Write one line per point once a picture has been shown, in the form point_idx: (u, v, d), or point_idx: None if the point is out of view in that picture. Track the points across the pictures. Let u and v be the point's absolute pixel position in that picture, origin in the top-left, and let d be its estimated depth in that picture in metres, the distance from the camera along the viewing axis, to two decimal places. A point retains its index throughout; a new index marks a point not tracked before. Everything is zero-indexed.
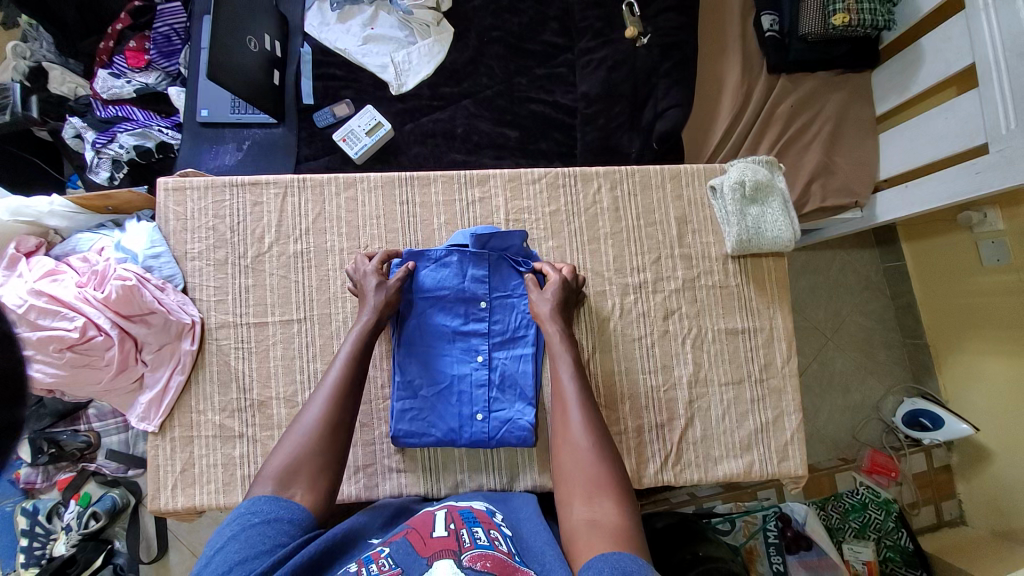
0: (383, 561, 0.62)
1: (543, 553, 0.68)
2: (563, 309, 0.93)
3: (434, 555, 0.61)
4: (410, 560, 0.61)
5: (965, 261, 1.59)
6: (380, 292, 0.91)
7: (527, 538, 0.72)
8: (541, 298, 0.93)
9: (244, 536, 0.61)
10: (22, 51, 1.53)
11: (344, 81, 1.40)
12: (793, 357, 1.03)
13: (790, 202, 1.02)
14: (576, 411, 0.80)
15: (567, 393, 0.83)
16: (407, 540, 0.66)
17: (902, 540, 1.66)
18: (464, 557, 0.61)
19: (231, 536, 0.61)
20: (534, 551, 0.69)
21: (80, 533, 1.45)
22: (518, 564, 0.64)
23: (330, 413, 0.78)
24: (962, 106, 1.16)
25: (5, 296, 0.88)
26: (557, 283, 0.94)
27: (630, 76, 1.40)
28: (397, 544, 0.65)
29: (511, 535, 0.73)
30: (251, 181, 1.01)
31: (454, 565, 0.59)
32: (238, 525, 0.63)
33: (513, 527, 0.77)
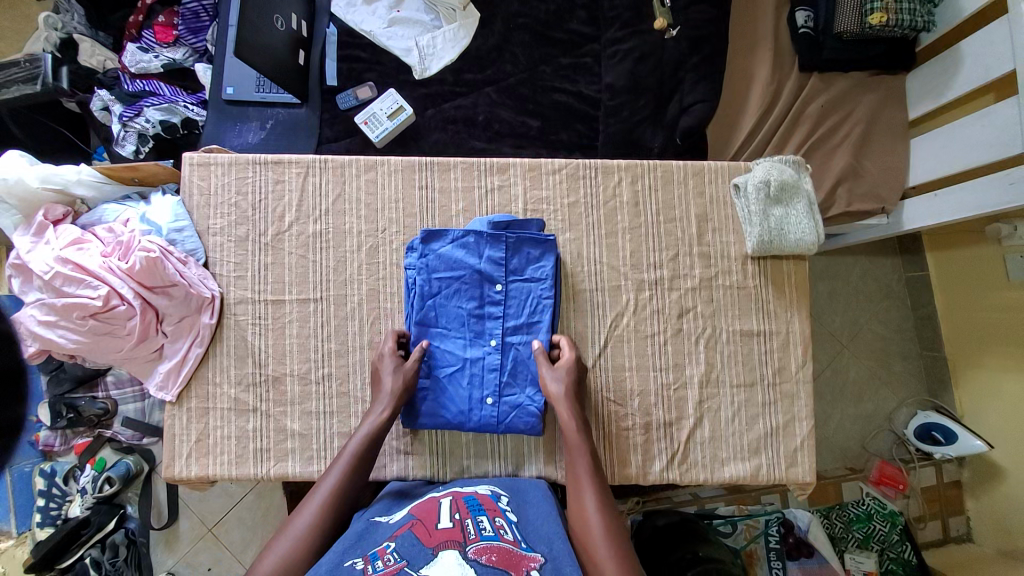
0: (388, 556, 0.66)
1: (550, 541, 0.73)
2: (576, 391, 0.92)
3: (439, 546, 0.65)
4: (416, 551, 0.66)
5: (992, 275, 1.55)
6: (397, 374, 0.92)
7: (530, 526, 0.76)
8: (554, 377, 0.92)
9: None
10: (54, 22, 1.52)
11: (368, 63, 1.40)
12: (809, 362, 1.01)
13: (816, 204, 0.99)
14: (589, 489, 0.81)
15: (580, 480, 0.83)
16: (412, 533, 0.71)
17: (906, 554, 1.63)
18: (469, 549, 0.65)
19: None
20: (538, 532, 0.75)
21: (94, 496, 1.50)
22: (523, 550, 0.68)
23: (325, 514, 0.79)
24: (999, 114, 1.12)
25: (33, 262, 0.92)
26: (566, 365, 0.93)
27: (657, 69, 1.37)
28: (403, 538, 0.70)
29: (517, 519, 0.78)
30: (273, 158, 1.02)
31: (458, 557, 0.63)
32: None
33: (518, 511, 0.81)
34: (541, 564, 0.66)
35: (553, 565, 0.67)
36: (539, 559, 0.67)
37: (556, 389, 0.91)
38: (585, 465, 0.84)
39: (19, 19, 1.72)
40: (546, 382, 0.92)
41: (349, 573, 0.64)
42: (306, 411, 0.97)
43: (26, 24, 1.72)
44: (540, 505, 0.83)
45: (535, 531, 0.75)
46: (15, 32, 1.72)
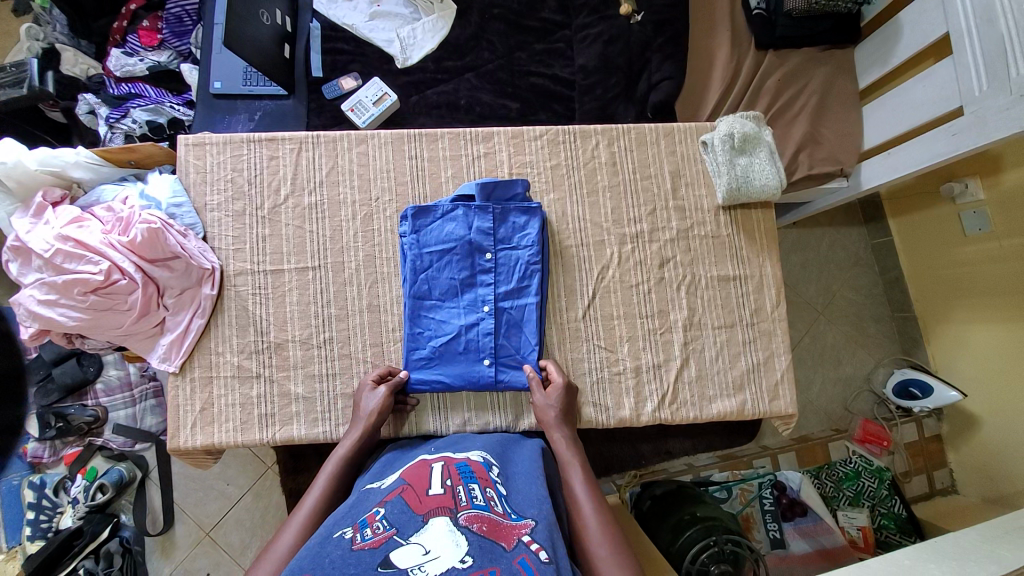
0: (377, 524, 0.65)
1: (539, 507, 0.75)
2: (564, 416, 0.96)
3: (429, 513, 0.66)
4: (406, 518, 0.65)
5: (949, 232, 1.66)
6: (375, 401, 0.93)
7: (520, 498, 0.77)
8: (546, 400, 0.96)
9: None
10: (37, 34, 1.59)
11: (352, 55, 1.46)
12: (783, 302, 1.08)
13: (776, 153, 1.07)
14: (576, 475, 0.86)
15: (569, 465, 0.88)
16: (402, 498, 0.70)
17: (896, 508, 1.69)
18: (460, 518, 0.65)
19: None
20: (527, 501, 0.76)
21: (86, 506, 1.47)
22: (512, 521, 0.69)
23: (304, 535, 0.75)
24: (938, 74, 1.24)
25: (32, 241, 0.94)
26: (557, 392, 0.97)
27: (625, 50, 1.47)
28: (393, 504, 0.69)
29: (507, 491, 0.78)
30: (267, 136, 1.06)
31: (449, 523, 0.64)
32: None
33: (508, 481, 0.81)
34: (531, 530, 0.68)
35: (544, 528, 0.70)
36: (529, 526, 0.69)
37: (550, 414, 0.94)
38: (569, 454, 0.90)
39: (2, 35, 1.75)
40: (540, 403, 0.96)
41: (337, 542, 0.63)
42: (310, 375, 1.00)
43: (5, 37, 1.75)
44: (529, 473, 0.84)
45: (524, 499, 0.76)
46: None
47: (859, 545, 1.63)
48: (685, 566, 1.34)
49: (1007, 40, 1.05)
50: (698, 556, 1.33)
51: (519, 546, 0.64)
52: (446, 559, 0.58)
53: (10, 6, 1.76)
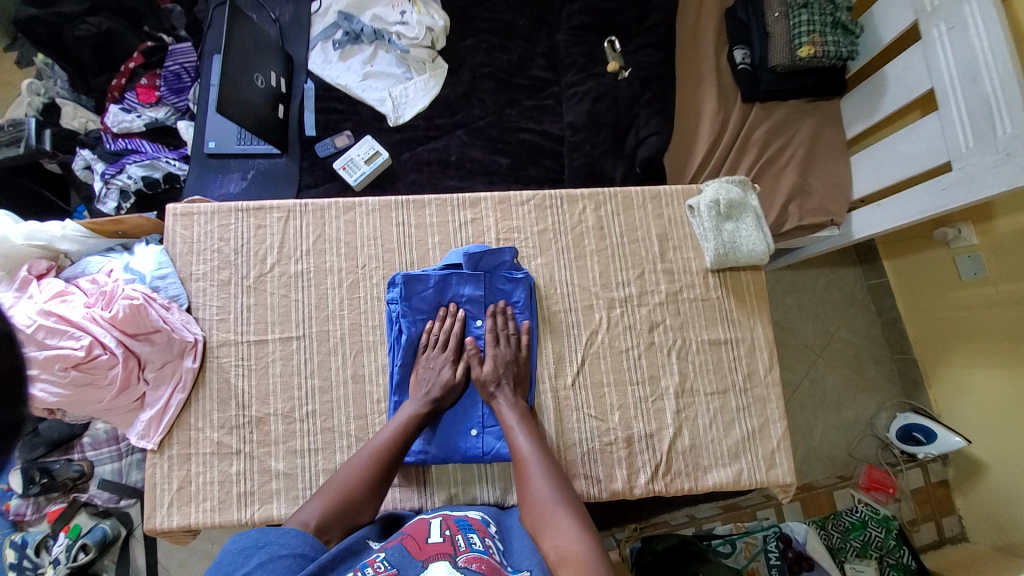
0: (379, 563, 0.67)
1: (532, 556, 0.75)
2: (511, 379, 0.99)
3: (429, 558, 0.67)
4: (406, 561, 0.67)
5: (945, 275, 1.64)
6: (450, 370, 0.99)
7: (516, 549, 0.77)
8: (523, 441, 0.91)
9: (270, 566, 0.66)
10: (37, 88, 1.60)
11: (345, 114, 1.49)
12: (776, 367, 1.06)
13: (764, 219, 1.07)
14: (536, 469, 0.86)
15: (530, 461, 0.88)
16: (402, 545, 0.71)
17: (904, 558, 1.62)
18: (459, 559, 0.67)
19: (254, 567, 0.66)
20: (521, 553, 0.76)
21: (67, 568, 1.40)
22: (508, 570, 0.70)
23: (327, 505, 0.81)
24: (925, 127, 1.24)
25: (15, 316, 0.92)
26: (492, 359, 0.99)
27: (613, 107, 1.49)
28: (393, 548, 0.70)
29: (503, 545, 0.78)
30: (254, 206, 1.07)
31: (449, 565, 0.65)
32: (264, 555, 0.68)
33: (505, 537, 0.82)
34: None
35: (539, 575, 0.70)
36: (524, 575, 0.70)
37: (524, 456, 0.89)
38: (530, 448, 0.90)
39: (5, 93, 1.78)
40: (516, 443, 0.91)
41: None
42: (291, 450, 0.98)
43: (8, 91, 1.78)
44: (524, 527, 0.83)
45: (521, 551, 0.77)
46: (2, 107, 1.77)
47: None
48: None
49: (991, 99, 1.06)
50: None
51: None
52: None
53: (14, 59, 1.80)
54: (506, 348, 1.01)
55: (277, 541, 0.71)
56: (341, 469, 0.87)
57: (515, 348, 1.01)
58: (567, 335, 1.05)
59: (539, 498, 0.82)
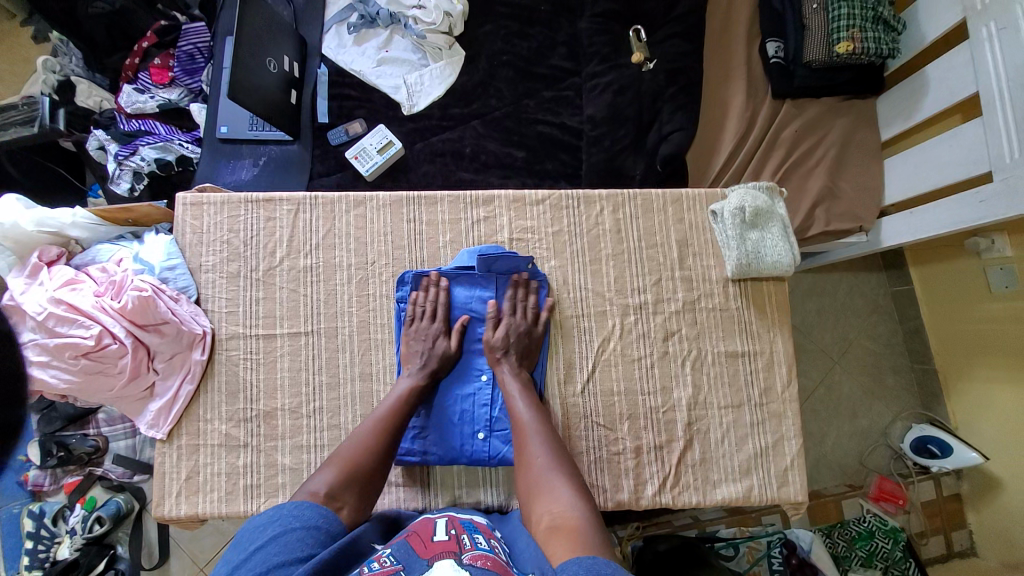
0: (386, 558, 0.65)
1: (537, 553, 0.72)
2: (521, 352, 0.98)
3: (435, 556, 0.65)
4: (412, 559, 0.65)
5: (973, 287, 1.57)
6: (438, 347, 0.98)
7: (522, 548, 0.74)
8: (521, 408, 0.91)
9: (284, 539, 0.67)
10: (53, 65, 1.58)
11: (358, 100, 1.45)
12: (794, 382, 1.03)
13: (790, 228, 1.03)
14: (535, 437, 0.86)
15: (529, 429, 0.87)
16: (407, 542, 0.70)
17: (910, 572, 1.59)
18: (465, 557, 0.65)
19: (271, 539, 0.67)
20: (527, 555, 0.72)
21: (83, 538, 1.45)
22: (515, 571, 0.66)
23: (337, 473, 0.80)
24: (966, 134, 1.17)
25: (26, 303, 0.93)
26: (506, 326, 0.98)
27: (636, 100, 1.42)
28: (399, 545, 0.69)
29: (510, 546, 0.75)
30: (264, 197, 1.05)
31: (455, 563, 0.63)
32: (278, 527, 0.68)
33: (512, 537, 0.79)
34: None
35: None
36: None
37: (525, 422, 0.89)
38: (529, 416, 0.89)
39: (22, 70, 1.77)
40: (514, 409, 0.91)
41: None
42: (298, 445, 0.97)
43: (24, 67, 1.77)
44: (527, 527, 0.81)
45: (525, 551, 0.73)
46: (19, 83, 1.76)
47: None
48: None
49: None
50: None
51: None
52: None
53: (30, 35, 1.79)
54: (521, 318, 1.00)
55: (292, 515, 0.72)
56: (349, 436, 0.87)
57: (521, 317, 1.00)
58: (579, 341, 1.03)
59: (536, 464, 0.82)
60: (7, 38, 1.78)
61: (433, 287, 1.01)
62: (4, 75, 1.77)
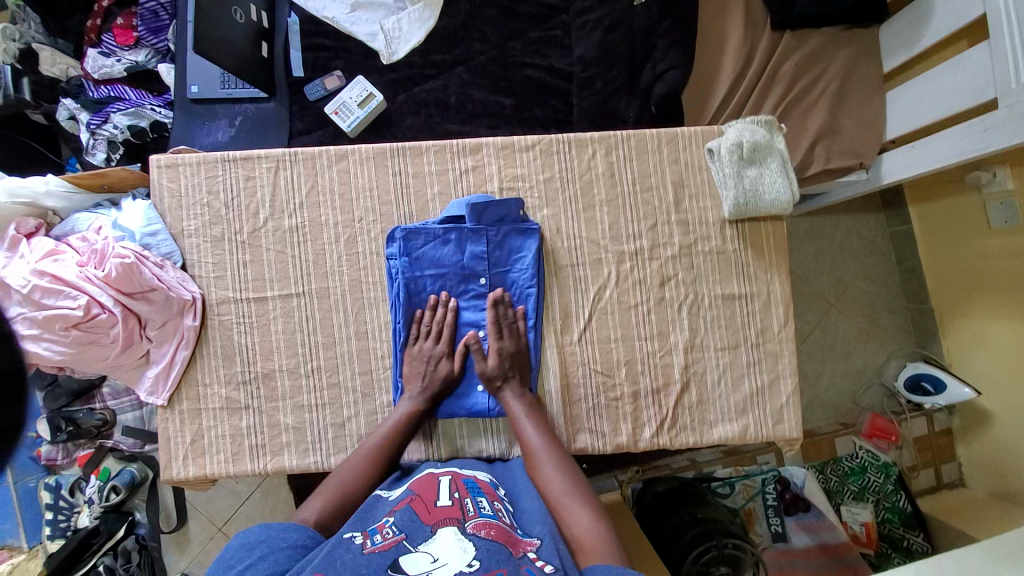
0: (388, 530, 0.70)
1: (542, 520, 0.77)
2: (516, 372, 0.96)
3: (439, 522, 0.70)
4: (415, 526, 0.70)
5: (972, 223, 1.55)
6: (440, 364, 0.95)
7: (526, 511, 0.79)
8: (529, 432, 0.91)
9: (272, 558, 0.68)
10: (11, 33, 1.47)
11: (334, 50, 1.37)
12: (791, 321, 1.03)
13: (789, 163, 0.99)
14: (547, 461, 0.86)
15: (539, 453, 0.88)
16: (411, 508, 0.74)
17: (900, 503, 1.67)
18: (468, 525, 0.69)
19: (255, 561, 0.67)
20: (532, 519, 0.77)
21: (101, 506, 1.50)
22: (518, 534, 0.72)
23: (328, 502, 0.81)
24: (970, 60, 1.11)
25: (9, 276, 0.91)
26: (495, 351, 0.95)
27: (628, 38, 1.34)
28: (403, 512, 0.73)
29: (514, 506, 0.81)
30: (242, 154, 1.00)
31: (458, 532, 0.68)
32: (266, 548, 0.69)
33: (515, 496, 0.84)
34: (538, 548, 0.70)
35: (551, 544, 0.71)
36: (534, 543, 0.71)
37: (536, 446, 0.89)
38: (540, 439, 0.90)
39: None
40: (522, 434, 0.91)
41: (349, 545, 0.68)
42: (299, 405, 0.98)
43: None
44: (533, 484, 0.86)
45: (532, 515, 0.78)
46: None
47: (863, 540, 1.63)
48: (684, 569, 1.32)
49: None
50: (700, 558, 1.31)
51: (526, 558, 0.67)
52: (454, 563, 0.62)
53: None
54: (508, 338, 0.97)
55: (277, 537, 0.72)
56: (342, 466, 0.87)
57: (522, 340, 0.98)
58: (574, 292, 1.02)
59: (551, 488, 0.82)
60: None
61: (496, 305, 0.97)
62: None
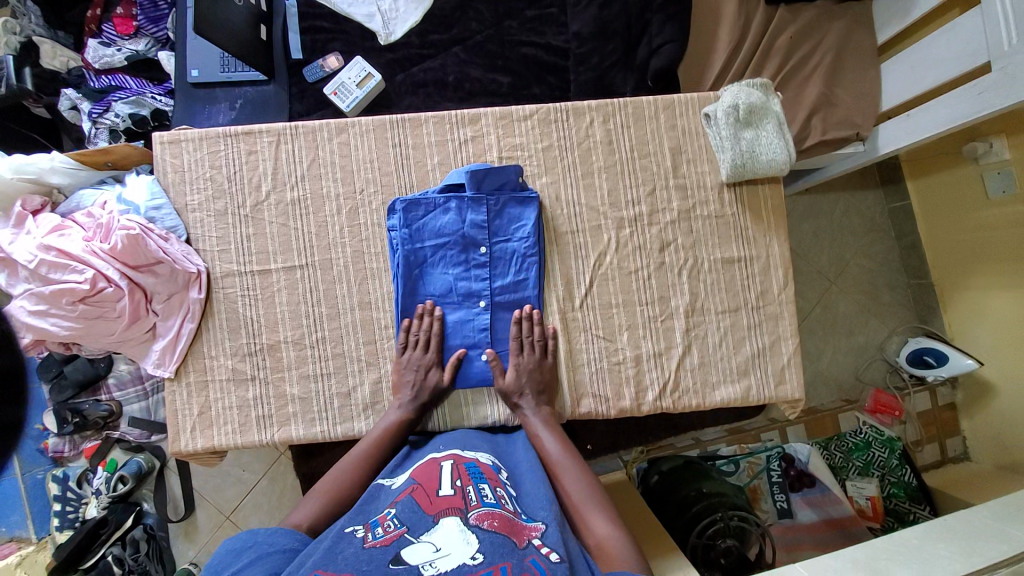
0: (389, 522, 0.69)
1: (541, 506, 0.76)
2: (537, 388, 0.96)
3: (440, 513, 0.69)
4: (417, 518, 0.69)
5: (970, 196, 1.55)
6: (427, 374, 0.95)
7: (529, 498, 0.78)
8: (546, 438, 0.90)
9: (262, 561, 0.67)
10: (11, 26, 1.46)
11: (331, 32, 1.38)
12: (791, 284, 1.03)
13: (785, 125, 1.00)
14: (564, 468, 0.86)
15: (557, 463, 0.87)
16: (412, 498, 0.74)
17: (906, 477, 1.65)
18: (470, 515, 0.68)
19: (244, 565, 0.66)
20: (535, 502, 0.77)
21: (109, 495, 1.49)
22: (521, 520, 0.71)
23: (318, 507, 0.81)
24: (961, 28, 1.11)
25: (15, 252, 0.92)
26: (515, 368, 0.96)
27: (623, 13, 1.36)
28: (403, 503, 0.73)
29: (517, 492, 0.79)
30: (244, 130, 1.02)
31: (460, 523, 0.67)
32: (259, 550, 0.68)
33: (519, 482, 0.83)
34: (542, 533, 0.69)
35: (555, 530, 0.71)
36: (539, 528, 0.70)
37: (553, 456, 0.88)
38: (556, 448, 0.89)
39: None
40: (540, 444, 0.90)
41: (350, 539, 0.68)
42: (304, 375, 0.99)
43: None
44: (536, 469, 0.85)
45: (534, 498, 0.78)
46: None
47: (869, 514, 1.61)
48: (691, 542, 1.32)
49: None
50: (705, 531, 1.30)
51: (531, 547, 0.66)
52: (457, 556, 0.61)
53: None
54: (529, 355, 0.97)
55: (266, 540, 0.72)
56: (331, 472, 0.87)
57: (548, 355, 0.98)
58: (575, 259, 1.02)
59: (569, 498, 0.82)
60: None
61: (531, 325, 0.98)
62: None
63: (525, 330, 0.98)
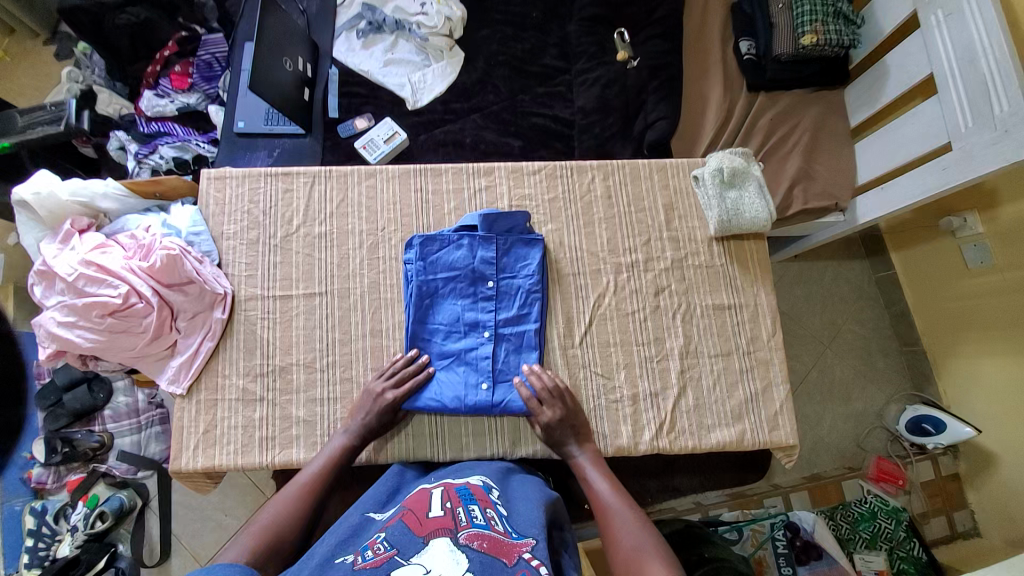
0: (380, 544, 0.67)
1: (528, 526, 0.75)
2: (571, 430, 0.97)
3: (430, 534, 0.67)
4: (407, 540, 0.66)
5: (951, 266, 1.63)
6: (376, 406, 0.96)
7: (518, 517, 0.77)
8: (600, 484, 0.91)
9: None
10: (77, 76, 1.70)
11: (365, 97, 1.57)
12: (779, 332, 1.10)
13: (766, 187, 1.12)
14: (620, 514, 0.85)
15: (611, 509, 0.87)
16: (403, 521, 0.71)
17: (915, 551, 1.59)
18: (460, 536, 0.67)
19: None
20: (524, 521, 0.76)
21: (85, 534, 1.41)
22: (511, 540, 0.70)
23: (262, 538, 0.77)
24: (926, 111, 1.26)
25: (59, 265, 1.00)
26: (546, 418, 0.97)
27: (622, 93, 1.55)
28: (394, 526, 0.70)
29: (506, 514, 0.78)
30: (283, 171, 1.14)
31: (450, 543, 0.65)
32: None
33: (507, 505, 0.82)
34: (531, 548, 0.69)
35: (544, 546, 0.71)
36: (528, 544, 0.70)
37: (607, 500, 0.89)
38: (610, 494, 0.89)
39: (34, 73, 1.81)
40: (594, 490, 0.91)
41: (338, 566, 0.64)
42: (311, 398, 1.02)
43: (34, 74, 1.81)
44: (528, 497, 0.84)
45: (524, 518, 0.77)
46: (33, 87, 1.80)
47: None
48: None
49: (990, 81, 1.07)
50: None
51: (520, 563, 0.65)
52: None
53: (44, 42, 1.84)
54: (550, 407, 0.97)
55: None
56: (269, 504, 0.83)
57: (566, 400, 0.99)
58: (576, 301, 1.09)
59: (623, 544, 0.80)
60: (15, 47, 1.83)
61: (556, 386, 0.99)
62: (16, 82, 1.80)
63: (542, 386, 0.99)
